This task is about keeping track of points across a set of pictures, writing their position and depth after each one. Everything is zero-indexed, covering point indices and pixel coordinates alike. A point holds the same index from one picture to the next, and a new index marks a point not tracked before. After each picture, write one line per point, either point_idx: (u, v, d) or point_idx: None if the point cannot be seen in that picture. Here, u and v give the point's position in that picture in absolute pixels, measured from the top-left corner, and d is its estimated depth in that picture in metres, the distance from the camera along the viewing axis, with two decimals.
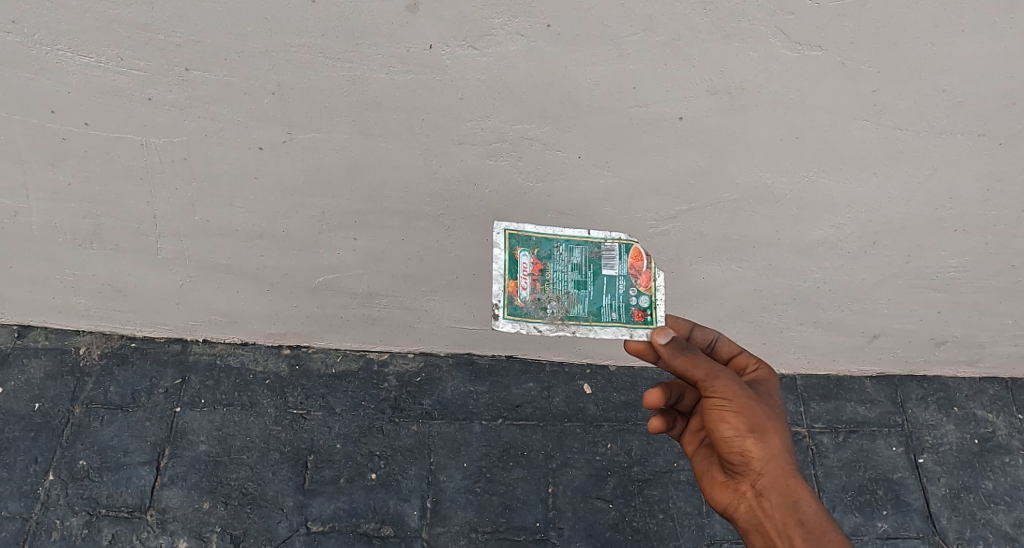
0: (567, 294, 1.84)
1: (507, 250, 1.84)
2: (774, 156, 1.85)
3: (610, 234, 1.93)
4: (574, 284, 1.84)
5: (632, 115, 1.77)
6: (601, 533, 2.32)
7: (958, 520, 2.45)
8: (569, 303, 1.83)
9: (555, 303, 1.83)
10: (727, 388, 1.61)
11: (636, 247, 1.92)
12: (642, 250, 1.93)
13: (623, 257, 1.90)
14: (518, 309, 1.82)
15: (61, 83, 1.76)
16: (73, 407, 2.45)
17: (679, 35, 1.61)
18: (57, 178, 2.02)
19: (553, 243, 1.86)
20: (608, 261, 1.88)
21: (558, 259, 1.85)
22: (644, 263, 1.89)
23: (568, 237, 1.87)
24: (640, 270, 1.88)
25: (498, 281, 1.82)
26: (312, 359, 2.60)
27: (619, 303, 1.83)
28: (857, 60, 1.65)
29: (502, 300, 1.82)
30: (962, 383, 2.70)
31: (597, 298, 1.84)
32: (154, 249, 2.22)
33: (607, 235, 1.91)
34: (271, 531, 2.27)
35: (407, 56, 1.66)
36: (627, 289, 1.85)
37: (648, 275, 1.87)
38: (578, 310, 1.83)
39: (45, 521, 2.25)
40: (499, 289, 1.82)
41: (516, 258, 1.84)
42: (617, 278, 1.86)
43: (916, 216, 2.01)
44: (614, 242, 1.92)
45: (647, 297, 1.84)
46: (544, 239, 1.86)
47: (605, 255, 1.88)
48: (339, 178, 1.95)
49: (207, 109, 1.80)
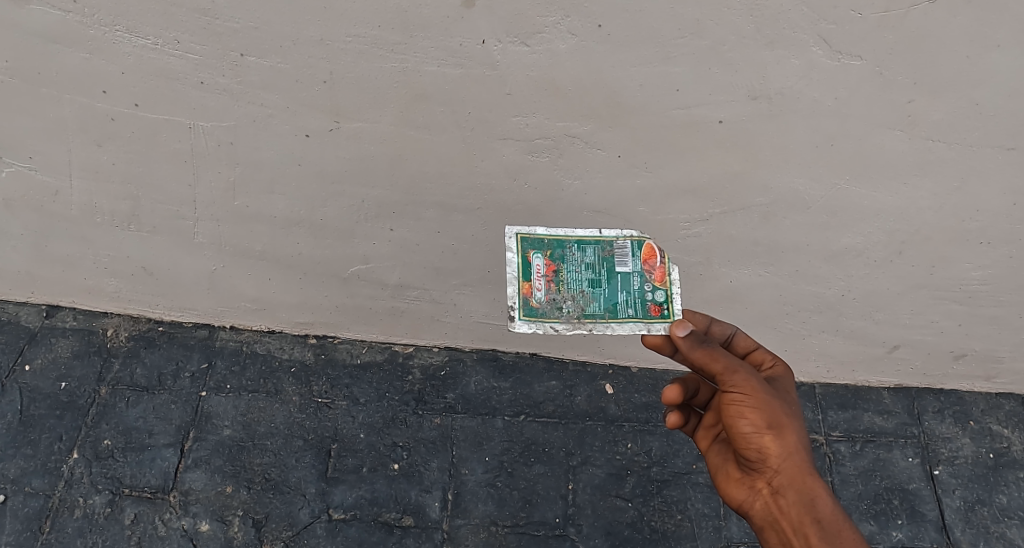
0: (582, 293, 1.88)
1: (520, 253, 1.90)
2: (810, 163, 1.89)
3: (621, 233, 2.02)
4: (591, 282, 1.89)
5: (672, 117, 1.80)
6: (620, 531, 2.33)
7: (972, 532, 2.46)
8: (585, 302, 1.88)
9: (573, 301, 1.87)
10: (746, 383, 1.63)
11: (646, 245, 2.00)
12: (652, 248, 2.01)
13: (635, 255, 1.96)
14: (537, 310, 1.86)
15: (115, 64, 1.81)
16: (98, 387, 2.47)
17: (726, 40, 1.65)
18: (102, 158, 2.05)
19: (566, 244, 1.92)
20: (620, 259, 1.93)
21: (571, 259, 1.91)
22: (655, 260, 1.96)
23: (580, 238, 1.94)
24: (652, 267, 1.95)
25: (513, 283, 1.87)
26: (337, 349, 2.62)
27: (634, 299, 1.88)
28: (896, 70, 1.68)
29: (518, 302, 1.86)
30: (978, 398, 2.72)
31: (612, 296, 1.88)
32: (190, 233, 2.25)
33: (618, 234, 1.98)
34: (293, 517, 2.29)
35: (458, 50, 1.70)
36: (642, 285, 1.90)
37: (662, 272, 1.93)
38: (594, 307, 1.87)
39: (69, 498, 2.26)
40: (514, 291, 1.87)
41: (529, 259, 1.89)
42: (629, 275, 1.91)
43: (943, 228, 2.03)
44: (625, 240, 1.98)
45: (663, 291, 1.89)
46: (557, 241, 1.92)
47: (618, 252, 1.93)
48: (381, 168, 1.98)
49: (257, 94, 1.84)
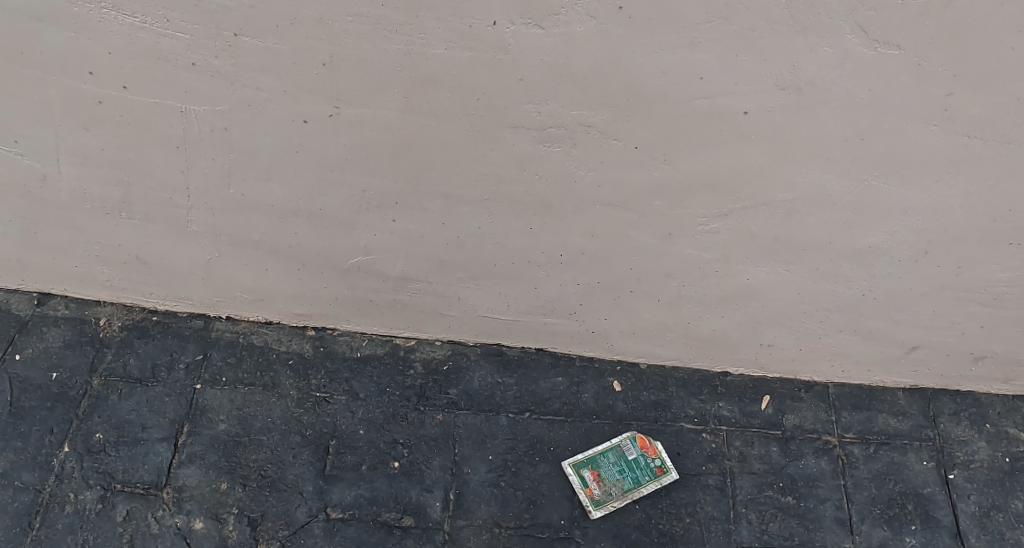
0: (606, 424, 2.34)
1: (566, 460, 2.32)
2: (836, 158, 1.80)
3: (623, 438, 2.41)
4: (618, 473, 2.33)
5: (695, 107, 1.72)
6: (627, 535, 2.23)
7: (987, 539, 2.28)
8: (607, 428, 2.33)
9: (612, 488, 2.30)
10: None
11: (640, 435, 2.41)
12: (645, 436, 2.42)
13: (637, 445, 2.39)
14: (595, 499, 2.27)
15: (102, 43, 1.73)
16: (90, 378, 2.39)
17: (754, 25, 1.57)
18: (90, 143, 1.96)
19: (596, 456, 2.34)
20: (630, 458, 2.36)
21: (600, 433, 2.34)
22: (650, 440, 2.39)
23: (603, 455, 2.36)
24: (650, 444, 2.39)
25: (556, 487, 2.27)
26: (336, 342, 2.54)
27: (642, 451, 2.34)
28: (936, 61, 1.60)
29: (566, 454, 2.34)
30: (995, 400, 2.56)
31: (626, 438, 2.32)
32: (184, 221, 2.16)
33: (624, 445, 2.40)
34: (290, 516, 2.20)
35: (469, 32, 1.62)
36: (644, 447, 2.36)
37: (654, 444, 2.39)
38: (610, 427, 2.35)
39: (59, 494, 2.18)
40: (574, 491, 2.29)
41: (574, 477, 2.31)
42: (638, 458, 2.36)
43: (973, 227, 1.94)
44: (626, 439, 2.40)
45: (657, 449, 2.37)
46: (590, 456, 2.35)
47: (629, 463, 2.35)
48: (383, 156, 1.89)
49: (253, 77, 1.75)
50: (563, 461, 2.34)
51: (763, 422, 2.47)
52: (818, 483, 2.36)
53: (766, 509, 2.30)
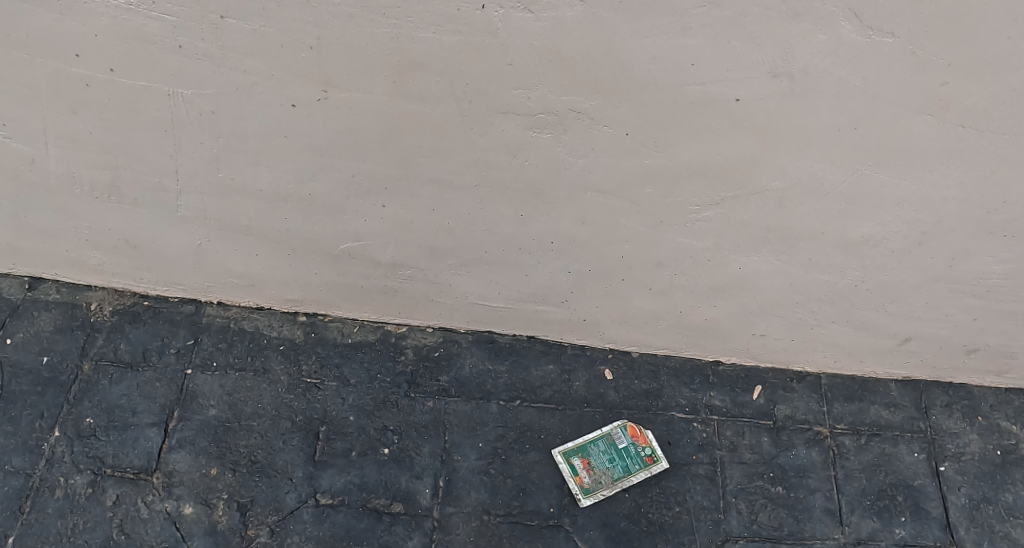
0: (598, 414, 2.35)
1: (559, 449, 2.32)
2: (829, 147, 1.78)
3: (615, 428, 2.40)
4: (609, 461, 2.33)
5: (686, 93, 1.70)
6: (616, 523, 2.23)
7: (977, 531, 2.28)
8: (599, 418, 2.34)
9: (602, 477, 2.30)
10: None
11: (632, 425, 2.41)
12: (636, 426, 2.41)
13: (627, 434, 2.38)
14: (586, 488, 2.27)
15: (88, 25, 1.71)
16: (81, 363, 2.38)
17: (746, 11, 1.55)
18: (79, 126, 1.95)
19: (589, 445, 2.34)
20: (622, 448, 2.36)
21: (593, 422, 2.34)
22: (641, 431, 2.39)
23: (596, 445, 2.35)
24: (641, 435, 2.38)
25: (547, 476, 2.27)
26: (328, 328, 2.53)
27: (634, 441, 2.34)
28: (931, 49, 1.58)
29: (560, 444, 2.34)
30: (988, 393, 2.55)
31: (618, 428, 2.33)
32: (173, 206, 2.15)
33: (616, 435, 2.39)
34: (279, 502, 2.20)
35: (457, 15, 1.60)
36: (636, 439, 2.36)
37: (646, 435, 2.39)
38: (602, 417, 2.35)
39: (49, 478, 2.18)
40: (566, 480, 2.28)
41: (566, 466, 2.30)
42: (628, 447, 2.36)
43: (967, 219, 1.93)
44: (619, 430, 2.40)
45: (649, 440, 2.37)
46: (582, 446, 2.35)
47: (621, 452, 2.35)
48: (372, 140, 1.87)
49: (240, 60, 1.74)
50: (554, 449, 2.34)
51: (754, 411, 2.46)
52: (808, 474, 2.35)
53: (756, 499, 2.30)
